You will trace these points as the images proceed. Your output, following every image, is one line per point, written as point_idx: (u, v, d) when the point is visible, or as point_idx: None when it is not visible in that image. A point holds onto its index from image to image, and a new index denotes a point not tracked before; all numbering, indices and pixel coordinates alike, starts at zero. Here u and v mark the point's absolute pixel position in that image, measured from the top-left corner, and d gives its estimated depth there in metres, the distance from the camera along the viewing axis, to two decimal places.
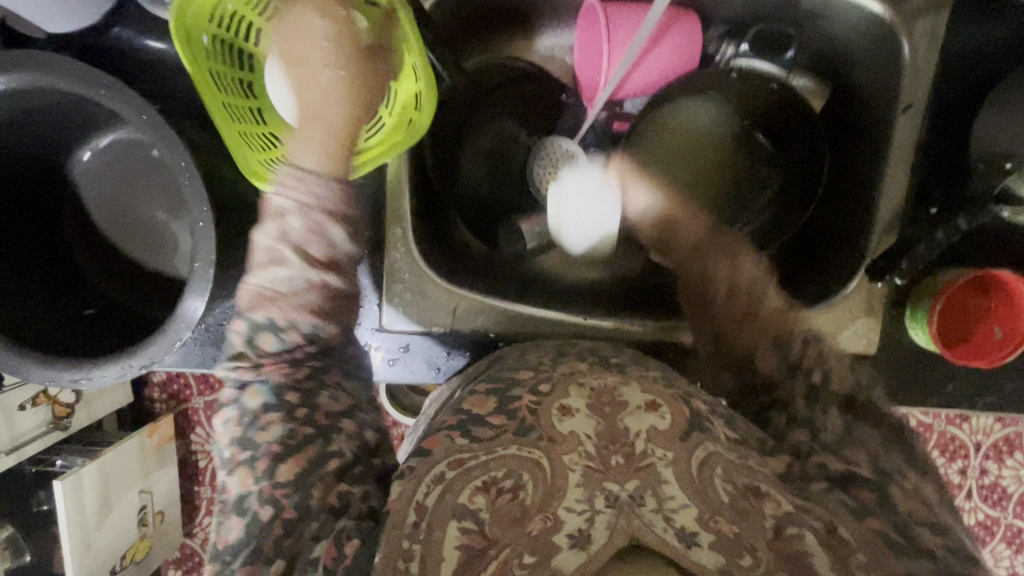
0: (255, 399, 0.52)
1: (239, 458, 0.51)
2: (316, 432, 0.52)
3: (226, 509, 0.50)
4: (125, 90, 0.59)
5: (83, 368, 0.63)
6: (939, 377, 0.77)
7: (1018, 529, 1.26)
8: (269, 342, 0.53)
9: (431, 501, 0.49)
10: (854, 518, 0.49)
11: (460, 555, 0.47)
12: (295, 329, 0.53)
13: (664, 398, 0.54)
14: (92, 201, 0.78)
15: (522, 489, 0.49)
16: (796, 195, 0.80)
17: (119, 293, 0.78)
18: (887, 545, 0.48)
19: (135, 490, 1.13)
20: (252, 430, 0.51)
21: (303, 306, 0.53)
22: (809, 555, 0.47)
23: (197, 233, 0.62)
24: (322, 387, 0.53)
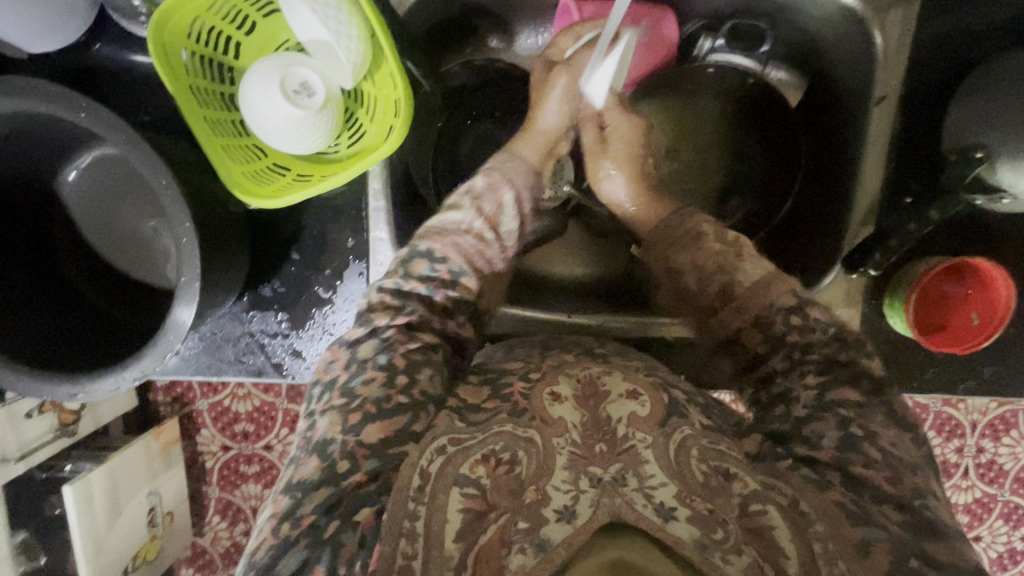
0: (370, 352, 0.55)
1: (334, 403, 0.53)
2: (411, 404, 0.53)
3: (307, 448, 0.52)
4: (101, 110, 0.61)
5: (80, 383, 0.66)
6: (919, 361, 0.79)
7: (1015, 505, 1.28)
8: (421, 267, 0.61)
9: (434, 470, 0.51)
10: (814, 489, 0.50)
11: (462, 519, 0.49)
12: (446, 264, 0.61)
13: (644, 387, 0.57)
14: (82, 220, 0.81)
15: (518, 463, 0.52)
16: (779, 177, 0.84)
17: (114, 307, 0.81)
18: (845, 512, 0.49)
19: (145, 491, 1.17)
20: (356, 380, 0.54)
21: (456, 248, 0.62)
22: (773, 528, 0.49)
23: (182, 248, 0.64)
24: (427, 364, 0.56)
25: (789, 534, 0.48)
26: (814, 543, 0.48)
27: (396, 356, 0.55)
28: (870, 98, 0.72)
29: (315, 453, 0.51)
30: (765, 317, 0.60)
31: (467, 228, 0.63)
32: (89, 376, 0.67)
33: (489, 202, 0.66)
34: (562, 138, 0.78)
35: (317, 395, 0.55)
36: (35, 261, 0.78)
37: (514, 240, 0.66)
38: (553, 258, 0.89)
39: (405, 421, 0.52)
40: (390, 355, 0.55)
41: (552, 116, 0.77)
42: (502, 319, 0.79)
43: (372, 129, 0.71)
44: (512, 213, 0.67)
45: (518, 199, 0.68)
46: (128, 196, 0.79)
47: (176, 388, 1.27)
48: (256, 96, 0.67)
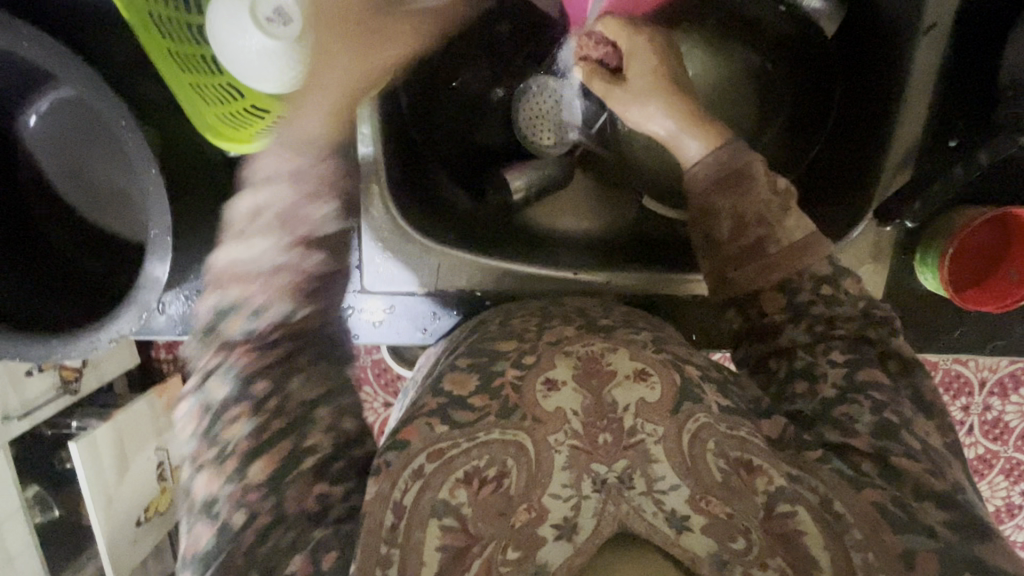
0: (219, 391, 0.51)
1: (206, 457, 0.50)
2: (286, 423, 0.50)
3: (195, 512, 0.49)
4: (47, 38, 0.51)
5: (53, 343, 0.58)
6: (947, 324, 0.73)
7: (1017, 461, 1.26)
8: (236, 324, 0.53)
9: (409, 503, 0.46)
10: (852, 490, 0.48)
11: (441, 558, 0.45)
12: (271, 311, 0.53)
13: (654, 367, 0.53)
14: (47, 161, 0.69)
15: (507, 477, 0.48)
16: (805, 123, 0.78)
17: (85, 257, 0.70)
18: (884, 518, 0.46)
19: (151, 447, 1.22)
20: (218, 425, 0.50)
21: (275, 288, 0.54)
22: (804, 536, 0.45)
23: (149, 195, 0.56)
24: (293, 371, 0.52)
25: (825, 543, 0.45)
26: (853, 553, 0.45)
27: (251, 382, 0.51)
28: (915, 29, 0.64)
29: (205, 516, 0.48)
30: (794, 279, 0.59)
31: (276, 263, 0.54)
32: (61, 335, 0.59)
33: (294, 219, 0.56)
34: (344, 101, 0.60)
35: (187, 458, 0.51)
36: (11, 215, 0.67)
37: (331, 227, 0.57)
38: (559, 208, 0.82)
39: (289, 445, 0.49)
40: (238, 382, 0.51)
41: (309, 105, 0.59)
42: (502, 281, 0.73)
43: (357, 66, 0.63)
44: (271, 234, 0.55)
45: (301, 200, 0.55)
46: (93, 144, 0.68)
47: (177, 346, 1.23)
48: (223, 24, 0.59)
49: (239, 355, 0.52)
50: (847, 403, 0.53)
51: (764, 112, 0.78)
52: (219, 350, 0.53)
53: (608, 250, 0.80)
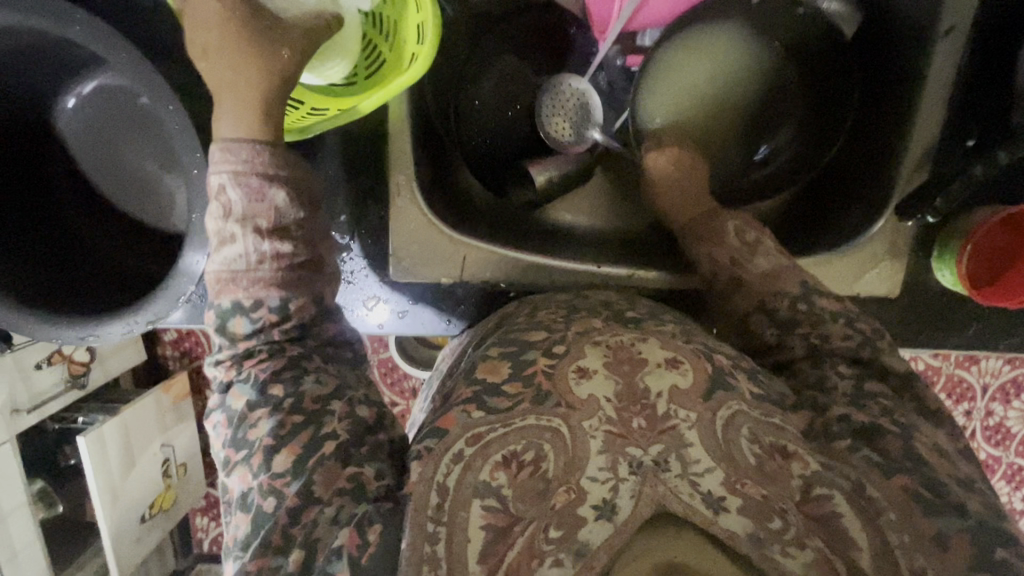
0: (241, 399, 0.52)
1: (235, 458, 0.51)
2: (304, 419, 0.51)
3: (232, 508, 0.50)
4: (99, 24, 0.53)
5: (90, 325, 0.59)
6: (965, 319, 0.74)
7: (1018, 467, 1.27)
8: (241, 325, 0.54)
9: (453, 483, 0.47)
10: (880, 475, 0.49)
11: (486, 535, 0.45)
12: (263, 306, 0.53)
13: (685, 356, 0.54)
14: (80, 151, 0.70)
15: (544, 461, 0.48)
16: (821, 124, 0.82)
17: (114, 247, 0.71)
18: (914, 502, 0.48)
19: (157, 444, 1.19)
20: (242, 429, 0.51)
21: (260, 283, 0.53)
22: (840, 516, 0.47)
23: (192, 182, 0.58)
24: (304, 373, 0.53)
25: (861, 526, 0.46)
26: (889, 534, 0.46)
27: (265, 386, 0.52)
28: (934, 31, 0.66)
29: (241, 511, 0.50)
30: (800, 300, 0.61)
31: (257, 254, 0.53)
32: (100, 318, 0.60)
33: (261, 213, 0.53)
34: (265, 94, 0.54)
35: (218, 463, 0.52)
36: (42, 203, 0.69)
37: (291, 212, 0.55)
38: (581, 206, 0.85)
39: (309, 435, 0.50)
40: (258, 388, 0.52)
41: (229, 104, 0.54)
42: (527, 273, 0.74)
43: (389, 56, 0.64)
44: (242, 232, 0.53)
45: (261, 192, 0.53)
46: (127, 130, 0.69)
47: (184, 342, 1.23)
48: None
49: (248, 363, 0.53)
50: None
51: (784, 114, 0.83)
52: (228, 358, 0.54)
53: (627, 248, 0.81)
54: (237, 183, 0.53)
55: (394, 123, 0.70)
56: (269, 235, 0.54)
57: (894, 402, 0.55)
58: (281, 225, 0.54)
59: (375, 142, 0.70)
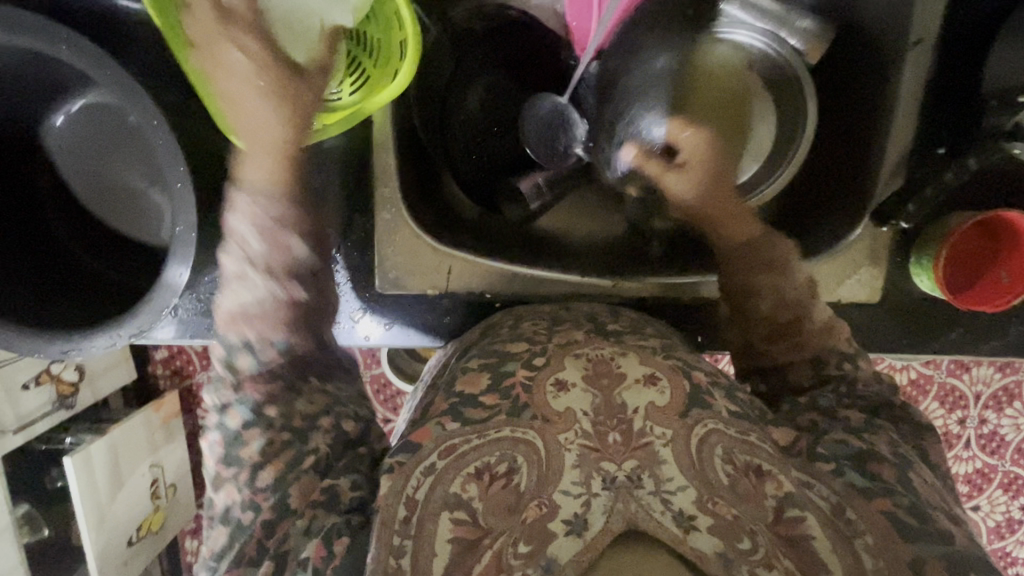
0: (237, 419, 0.52)
1: (224, 475, 0.51)
2: (293, 436, 0.51)
3: (215, 521, 0.51)
4: (84, 42, 0.53)
5: (72, 338, 0.59)
6: (943, 325, 0.75)
7: (1016, 475, 1.26)
8: (245, 362, 0.53)
9: (422, 496, 0.47)
10: (862, 497, 0.49)
11: (453, 549, 0.45)
12: (270, 346, 0.54)
13: (664, 372, 0.54)
14: (68, 169, 0.71)
15: (517, 473, 0.48)
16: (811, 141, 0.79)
17: (102, 263, 0.71)
18: (893, 527, 0.47)
19: (146, 464, 1.16)
20: (235, 446, 0.51)
21: (268, 321, 0.54)
22: (812, 539, 0.45)
23: (176, 195, 0.57)
24: (298, 396, 0.53)
25: (830, 543, 0.45)
26: (859, 547, 0.45)
27: (263, 407, 0.52)
28: (905, 41, 0.68)
29: (222, 524, 0.51)
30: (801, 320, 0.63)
31: (272, 297, 0.55)
32: (81, 332, 0.59)
33: (274, 252, 0.56)
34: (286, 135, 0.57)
35: (208, 477, 0.53)
36: (26, 217, 0.69)
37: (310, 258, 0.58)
38: (574, 218, 0.83)
39: (295, 454, 0.51)
40: (253, 407, 0.52)
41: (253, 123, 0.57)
42: (512, 283, 0.75)
43: (374, 75, 0.64)
44: (258, 278, 0.55)
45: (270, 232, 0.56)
46: (116, 148, 0.70)
47: (176, 360, 1.22)
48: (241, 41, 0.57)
49: (245, 384, 0.53)
50: None
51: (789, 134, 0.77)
52: (227, 382, 0.54)
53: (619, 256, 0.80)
54: (256, 233, 0.56)
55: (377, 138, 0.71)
56: (282, 280, 0.56)
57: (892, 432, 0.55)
58: (292, 271, 0.56)
59: (363, 159, 0.71)
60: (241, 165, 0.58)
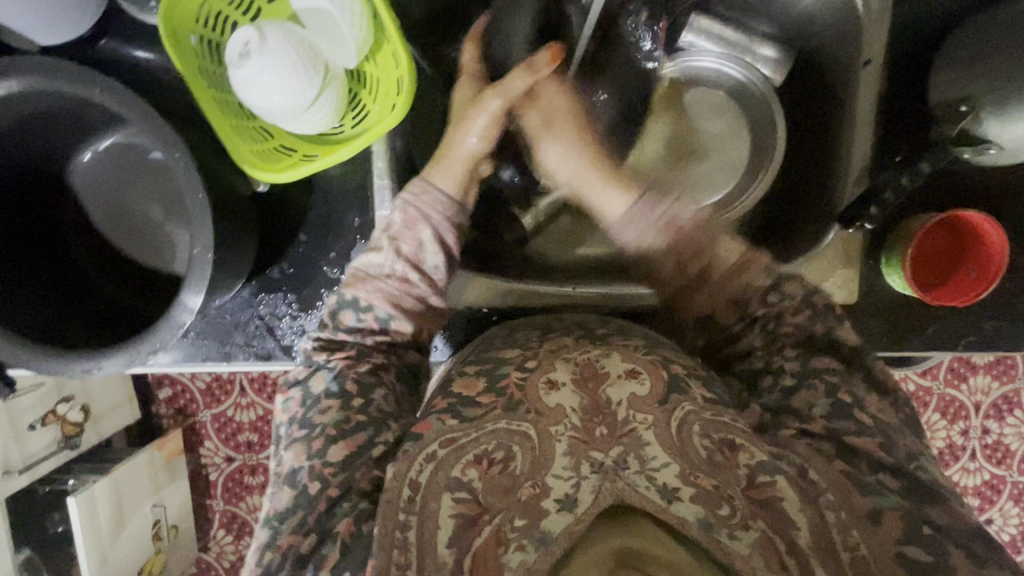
0: (321, 385, 0.59)
1: (297, 435, 0.57)
2: (367, 420, 0.57)
3: (280, 480, 0.56)
4: (117, 86, 0.59)
5: (94, 357, 0.62)
6: (919, 323, 0.79)
7: None
8: (349, 318, 0.63)
9: (424, 478, 0.52)
10: (823, 462, 0.53)
11: (455, 523, 0.50)
12: (373, 311, 0.62)
13: (644, 366, 0.58)
14: (91, 206, 0.76)
15: (513, 460, 0.52)
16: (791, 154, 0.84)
17: (123, 294, 0.76)
18: (852, 482, 0.52)
19: (148, 505, 1.17)
20: (312, 411, 0.58)
21: (381, 293, 0.62)
22: (781, 499, 0.51)
23: (194, 220, 0.62)
24: (377, 385, 0.60)
25: (801, 508, 0.50)
26: (827, 512, 0.50)
27: (347, 382, 0.59)
28: (857, 61, 0.73)
29: (287, 485, 0.55)
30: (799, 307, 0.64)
31: (393, 273, 0.63)
32: (105, 349, 0.63)
33: (408, 241, 0.64)
34: (483, 160, 0.70)
35: (282, 434, 0.59)
36: (46, 248, 0.73)
37: (442, 272, 0.65)
38: (565, 235, 0.87)
39: (365, 438, 0.56)
40: (340, 383, 0.59)
41: (470, 138, 0.69)
42: (511, 298, 0.78)
43: (374, 109, 0.70)
44: (433, 253, 0.64)
45: (439, 233, 0.65)
46: (135, 182, 0.76)
47: (179, 399, 1.24)
48: (251, 83, 0.62)
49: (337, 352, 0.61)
50: (804, 389, 0.58)
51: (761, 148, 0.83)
52: (326, 331, 0.63)
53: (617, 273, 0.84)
54: (401, 210, 0.64)
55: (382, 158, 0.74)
56: (406, 260, 0.63)
57: (841, 377, 0.58)
58: (419, 257, 0.64)
59: (366, 189, 0.78)
60: (435, 168, 0.67)
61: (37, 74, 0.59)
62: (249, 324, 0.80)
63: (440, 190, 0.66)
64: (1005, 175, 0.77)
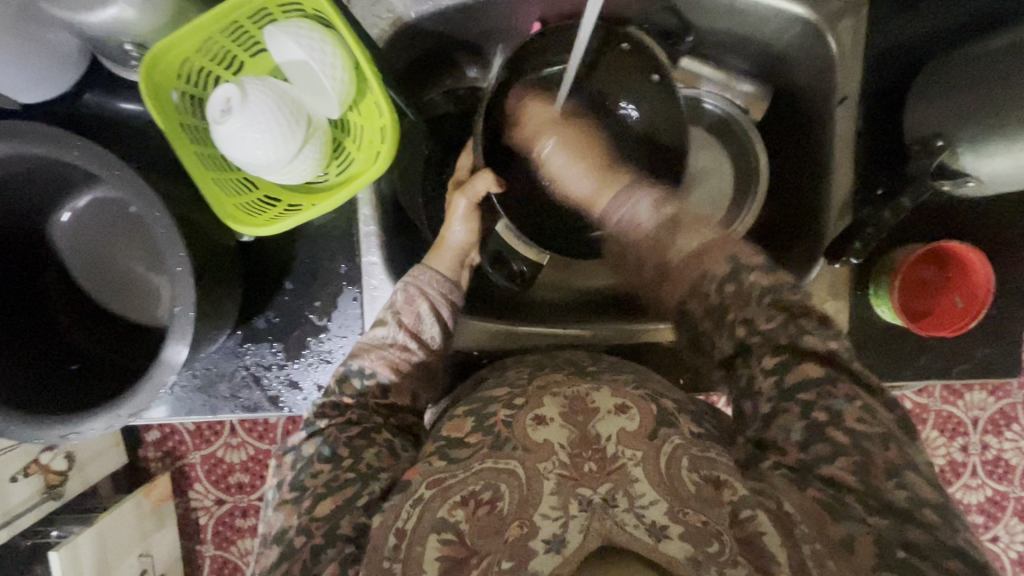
0: (312, 448, 0.58)
1: (287, 497, 0.56)
2: (356, 475, 0.56)
3: (269, 542, 0.54)
4: (96, 148, 0.58)
5: (71, 423, 0.61)
6: (912, 349, 0.79)
7: None
8: (354, 384, 0.62)
9: (411, 526, 0.51)
10: (796, 491, 0.52)
11: (440, 567, 0.49)
12: (375, 378, 0.63)
13: (633, 401, 0.57)
14: (74, 259, 0.76)
15: (500, 500, 0.51)
16: (779, 185, 0.85)
17: (108, 348, 0.75)
18: (824, 508, 0.50)
19: (135, 554, 1.12)
20: (303, 474, 0.57)
21: (383, 359, 0.63)
22: (762, 535, 0.49)
23: (175, 278, 0.61)
24: (370, 444, 0.58)
25: (783, 543, 0.48)
26: (803, 546, 0.48)
27: (339, 446, 0.58)
28: (833, 100, 0.76)
29: (275, 542, 0.53)
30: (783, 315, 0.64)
31: (398, 343, 0.64)
32: (81, 415, 0.61)
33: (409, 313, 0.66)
34: (472, 249, 0.72)
35: (273, 499, 0.58)
36: (21, 302, 0.71)
37: (438, 341, 0.66)
38: (563, 272, 0.87)
39: (353, 492, 0.55)
40: (333, 446, 0.58)
41: (457, 228, 0.71)
42: (504, 343, 0.79)
43: (359, 157, 0.71)
44: (433, 322, 0.66)
45: (436, 306, 0.67)
46: (118, 234, 0.75)
47: (168, 442, 1.21)
48: (237, 141, 0.62)
49: (326, 416, 0.61)
50: (780, 414, 0.56)
51: (742, 173, 0.85)
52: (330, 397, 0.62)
53: (610, 310, 0.85)
54: (403, 291, 0.66)
55: (366, 204, 0.75)
56: (410, 333, 0.64)
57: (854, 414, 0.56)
58: (418, 329, 0.65)
59: (354, 234, 0.77)
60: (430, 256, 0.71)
61: (17, 139, 0.58)
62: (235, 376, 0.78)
63: (431, 275, 0.68)
64: (992, 203, 0.78)
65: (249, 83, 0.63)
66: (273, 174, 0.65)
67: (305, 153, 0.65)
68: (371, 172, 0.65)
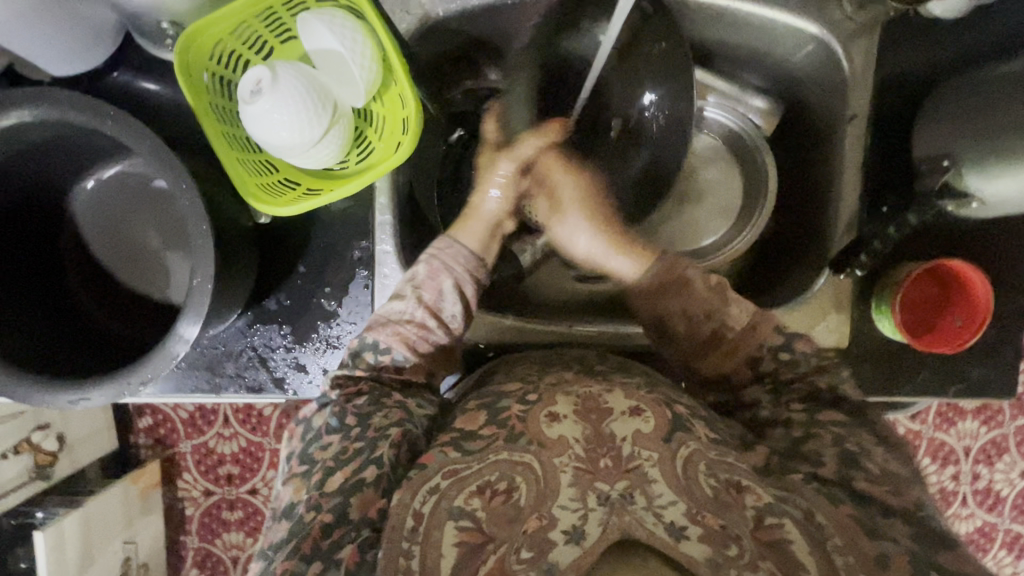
0: (321, 420, 0.60)
1: (297, 471, 0.58)
2: (365, 443, 0.57)
3: (277, 515, 0.56)
4: (128, 117, 0.59)
5: (81, 388, 0.61)
6: (911, 368, 0.81)
7: (1017, 533, 1.21)
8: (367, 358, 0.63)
9: (427, 510, 0.51)
10: (830, 505, 0.52)
11: (457, 552, 0.49)
12: (390, 353, 0.63)
13: (647, 404, 0.58)
14: (88, 233, 0.76)
15: (516, 491, 0.52)
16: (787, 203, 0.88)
17: (120, 324, 0.76)
18: (857, 523, 0.51)
19: (119, 540, 1.10)
20: (313, 447, 0.59)
21: (398, 335, 0.64)
22: (791, 542, 0.50)
23: (196, 250, 0.62)
24: (378, 409, 0.60)
25: (808, 549, 0.49)
26: (835, 557, 0.49)
27: (347, 416, 0.59)
28: (842, 117, 0.78)
29: (284, 519, 0.55)
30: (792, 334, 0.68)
31: (411, 316, 0.64)
32: (90, 381, 0.62)
33: (430, 289, 0.66)
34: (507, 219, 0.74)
35: (284, 472, 0.60)
36: (37, 271, 0.72)
37: (458, 318, 0.66)
38: (566, 274, 0.88)
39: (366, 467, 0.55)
40: (340, 418, 0.59)
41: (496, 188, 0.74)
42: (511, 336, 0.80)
43: (378, 146, 0.72)
44: (454, 301, 0.66)
45: (460, 284, 0.67)
46: (134, 211, 0.76)
47: (159, 429, 1.20)
48: (262, 121, 0.63)
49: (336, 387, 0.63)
50: (812, 438, 0.59)
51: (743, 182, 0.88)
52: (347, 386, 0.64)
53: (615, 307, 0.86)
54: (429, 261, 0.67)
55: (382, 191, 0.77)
56: (427, 308, 0.65)
57: (843, 429, 0.59)
58: (439, 305, 0.65)
59: (369, 222, 0.79)
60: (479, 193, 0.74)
61: (51, 106, 0.60)
62: (243, 358, 0.79)
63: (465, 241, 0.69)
64: (992, 229, 0.80)
65: (278, 66, 0.64)
66: (296, 155, 0.66)
67: (328, 138, 0.67)
68: (389, 161, 0.66)
